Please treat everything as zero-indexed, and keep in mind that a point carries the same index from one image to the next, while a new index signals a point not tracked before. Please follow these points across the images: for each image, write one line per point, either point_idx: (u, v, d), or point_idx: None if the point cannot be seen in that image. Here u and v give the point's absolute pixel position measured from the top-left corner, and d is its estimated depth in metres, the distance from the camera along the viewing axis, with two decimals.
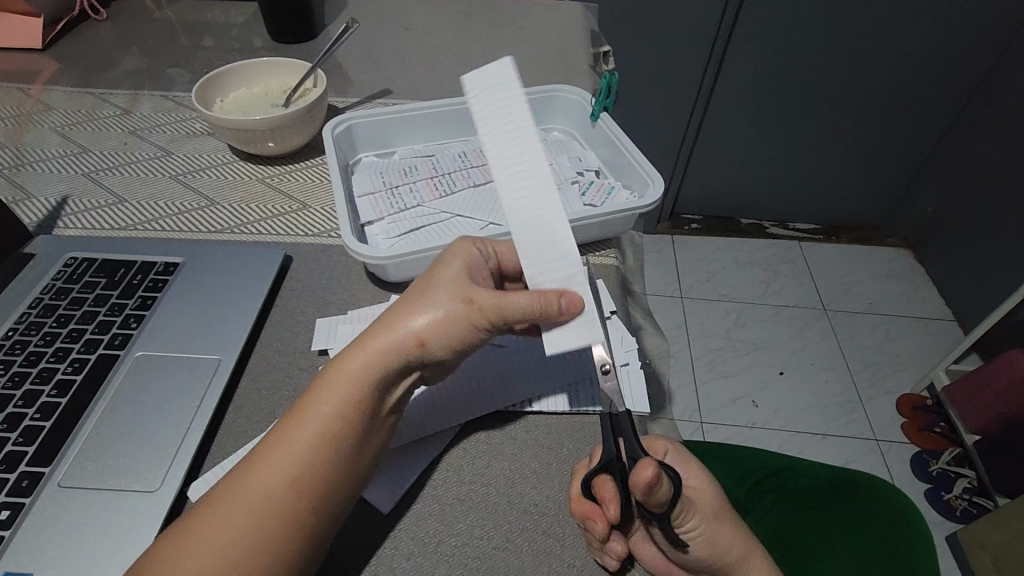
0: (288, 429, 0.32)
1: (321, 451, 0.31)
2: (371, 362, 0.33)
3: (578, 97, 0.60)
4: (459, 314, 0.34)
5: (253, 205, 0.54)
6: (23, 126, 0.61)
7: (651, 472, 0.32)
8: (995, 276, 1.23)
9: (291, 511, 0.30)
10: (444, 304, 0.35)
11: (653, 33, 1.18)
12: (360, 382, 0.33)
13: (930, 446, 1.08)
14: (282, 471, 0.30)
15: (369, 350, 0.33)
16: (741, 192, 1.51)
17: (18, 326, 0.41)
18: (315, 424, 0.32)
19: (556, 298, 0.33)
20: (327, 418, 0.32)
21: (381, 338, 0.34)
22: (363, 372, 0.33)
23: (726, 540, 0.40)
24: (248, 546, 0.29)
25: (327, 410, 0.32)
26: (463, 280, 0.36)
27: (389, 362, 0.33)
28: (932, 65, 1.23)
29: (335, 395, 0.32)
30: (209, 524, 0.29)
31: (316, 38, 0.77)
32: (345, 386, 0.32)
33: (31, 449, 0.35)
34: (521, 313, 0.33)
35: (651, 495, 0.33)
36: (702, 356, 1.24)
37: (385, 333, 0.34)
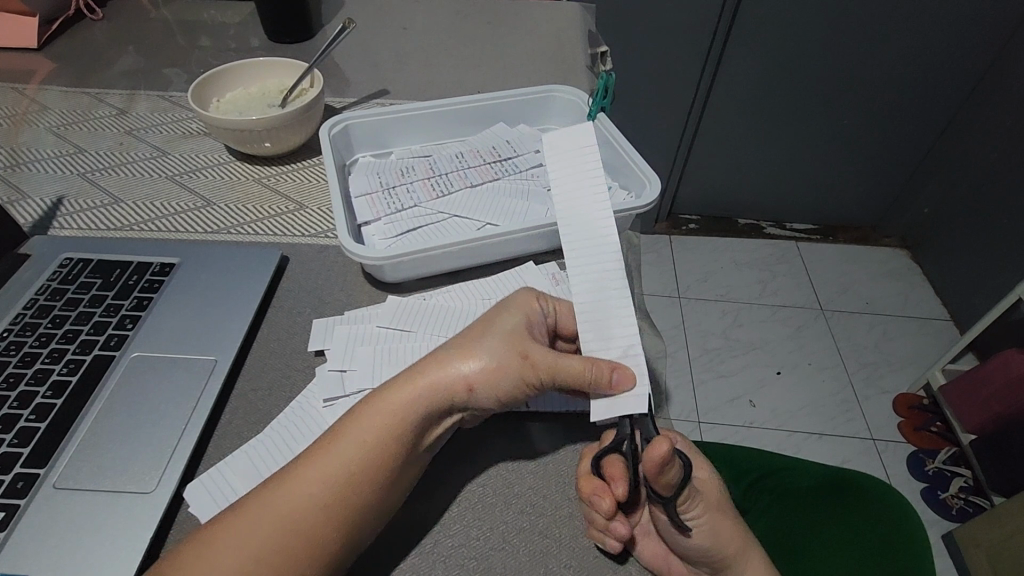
0: (326, 454, 0.32)
1: (353, 480, 0.31)
2: (416, 401, 0.33)
3: (575, 97, 0.60)
4: (510, 366, 0.34)
5: (250, 206, 0.54)
6: (18, 126, 0.60)
7: (666, 449, 0.32)
8: (991, 276, 1.23)
9: (317, 534, 0.30)
10: (496, 353, 0.34)
11: (650, 33, 1.18)
12: (403, 420, 0.32)
13: (927, 446, 1.09)
14: (311, 493, 0.30)
15: (416, 388, 0.33)
16: (738, 193, 1.51)
17: (13, 326, 0.41)
18: (352, 452, 0.31)
19: (608, 372, 0.33)
20: (364, 448, 0.32)
21: (427, 377, 0.33)
22: (407, 409, 0.33)
23: (725, 532, 0.40)
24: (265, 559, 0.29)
25: (365, 440, 0.32)
26: (517, 330, 0.35)
27: (434, 404, 0.33)
28: (928, 66, 1.23)
29: (376, 426, 0.32)
30: (230, 535, 0.29)
31: (313, 38, 0.77)
32: (389, 421, 0.32)
33: (25, 450, 0.35)
34: (573, 378, 0.33)
35: (659, 475, 0.33)
36: (699, 357, 1.24)
37: (434, 372, 0.34)
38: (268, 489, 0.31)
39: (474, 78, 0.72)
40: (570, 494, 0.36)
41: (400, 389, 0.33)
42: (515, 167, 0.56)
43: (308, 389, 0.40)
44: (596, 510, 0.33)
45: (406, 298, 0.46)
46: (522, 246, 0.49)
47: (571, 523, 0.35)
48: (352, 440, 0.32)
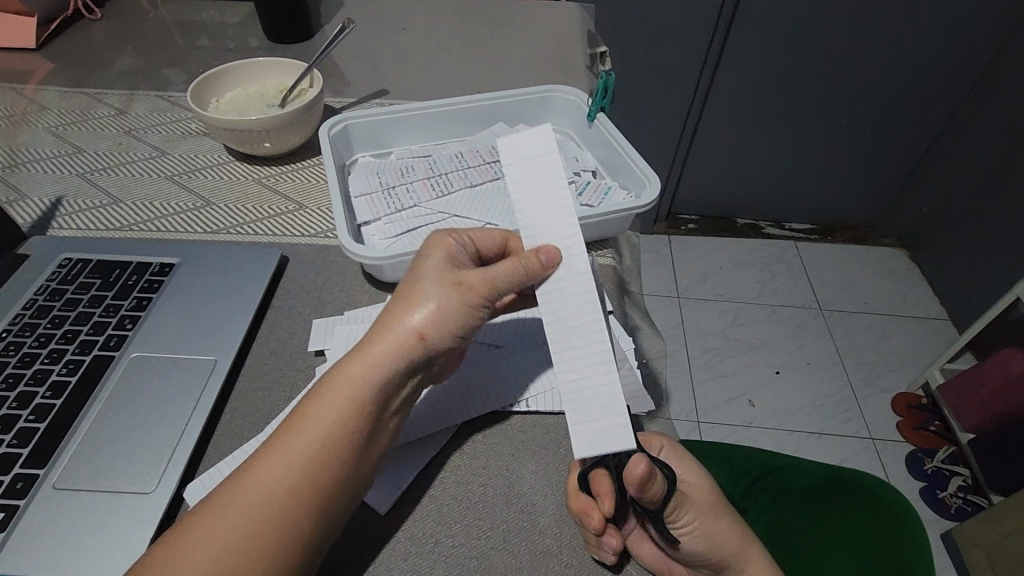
0: (287, 439, 0.30)
1: (320, 462, 0.30)
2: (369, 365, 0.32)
3: (575, 97, 0.60)
4: (457, 306, 0.33)
5: (249, 206, 0.54)
6: (16, 126, 0.60)
7: (643, 468, 0.31)
8: (989, 276, 1.24)
9: (289, 519, 0.29)
10: (440, 297, 0.33)
11: (650, 33, 1.18)
12: (362, 391, 0.31)
13: (926, 445, 1.09)
14: (278, 479, 0.30)
15: (371, 355, 0.32)
16: (737, 193, 1.51)
17: (12, 326, 0.41)
18: (315, 432, 0.30)
19: (535, 255, 0.32)
20: (327, 427, 0.31)
21: (381, 344, 0.32)
22: (363, 380, 0.31)
23: (719, 536, 0.40)
24: (242, 552, 0.28)
25: (327, 418, 0.31)
26: (449, 269, 0.34)
27: (389, 365, 0.32)
28: (926, 66, 1.24)
29: (334, 402, 0.31)
30: (208, 530, 0.29)
31: (312, 38, 0.77)
32: (346, 394, 0.31)
33: (25, 451, 0.34)
34: (513, 281, 0.32)
35: (642, 492, 0.33)
36: (698, 356, 1.25)
37: (384, 335, 0.32)
38: (238, 482, 0.30)
39: (473, 78, 0.72)
40: None
41: (354, 358, 0.32)
42: None
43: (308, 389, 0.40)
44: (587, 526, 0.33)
45: None
46: None
47: (571, 523, 0.35)
48: (313, 420, 0.31)
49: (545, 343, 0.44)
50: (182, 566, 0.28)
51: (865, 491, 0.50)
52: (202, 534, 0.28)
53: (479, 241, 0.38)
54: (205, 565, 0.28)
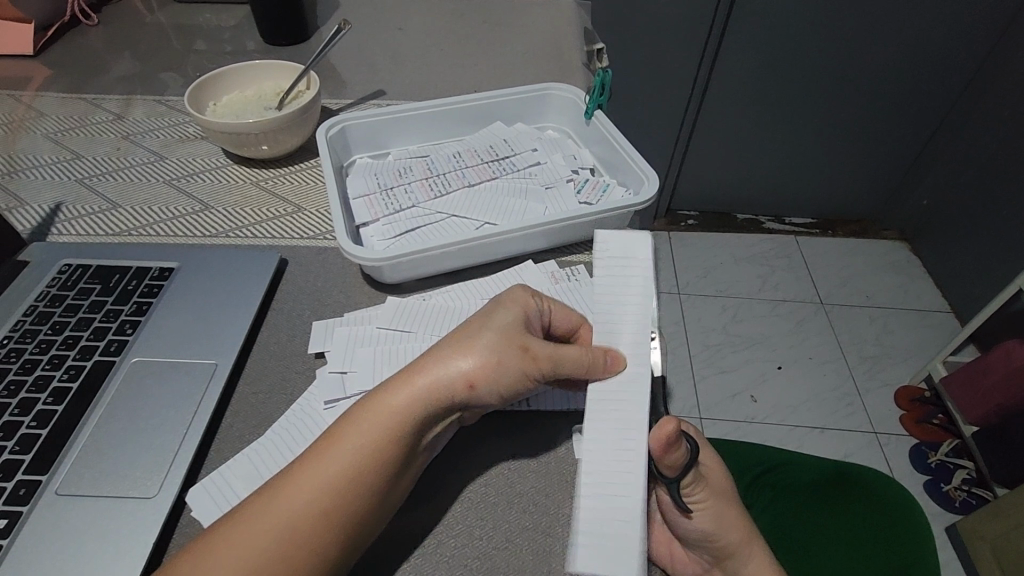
0: (324, 463, 0.31)
1: (348, 488, 0.30)
2: (413, 398, 0.32)
3: (571, 94, 0.60)
4: (511, 359, 0.33)
5: (247, 209, 0.54)
6: (16, 133, 0.60)
7: (671, 431, 0.33)
8: (990, 267, 1.23)
9: (314, 543, 0.29)
10: (494, 347, 0.33)
11: (647, 30, 1.18)
12: (403, 421, 0.32)
13: (929, 438, 1.09)
14: (307, 504, 0.30)
15: (413, 387, 0.32)
16: (737, 187, 1.51)
17: (13, 333, 0.41)
18: (348, 458, 0.31)
19: (601, 354, 0.33)
20: (363, 456, 0.31)
21: (428, 379, 0.32)
22: (407, 414, 0.32)
23: (729, 520, 0.40)
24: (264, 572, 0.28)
25: (364, 445, 0.31)
26: (512, 322, 0.35)
27: (434, 402, 0.32)
28: (923, 58, 1.23)
29: (375, 431, 0.31)
30: (230, 545, 0.29)
31: (309, 40, 0.77)
32: (385, 423, 0.31)
33: (28, 456, 0.35)
34: (576, 367, 0.33)
35: (663, 458, 0.34)
36: (700, 352, 1.24)
37: (432, 372, 0.33)
38: (269, 496, 0.30)
39: (471, 77, 0.72)
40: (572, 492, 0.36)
41: (399, 388, 0.32)
42: (513, 166, 0.56)
43: (309, 391, 0.40)
44: None
45: (407, 299, 0.46)
46: (521, 245, 0.49)
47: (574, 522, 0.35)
48: (350, 446, 0.31)
49: None
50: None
51: (862, 473, 0.51)
52: (227, 546, 0.29)
53: (555, 313, 0.38)
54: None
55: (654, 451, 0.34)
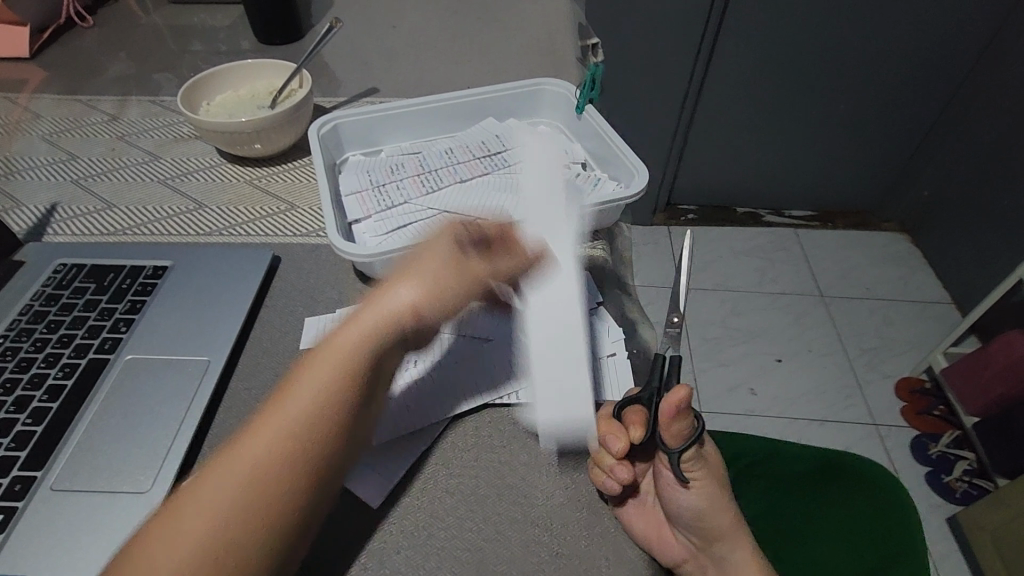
0: (292, 403, 0.31)
1: (310, 419, 0.31)
2: (371, 327, 0.33)
3: (563, 89, 0.60)
4: (448, 281, 0.34)
5: (241, 207, 0.54)
6: (11, 134, 0.61)
7: (685, 393, 0.35)
8: (991, 257, 1.23)
9: (291, 483, 0.30)
10: (440, 271, 0.35)
11: (644, 24, 1.18)
12: (353, 350, 0.33)
13: (929, 429, 1.09)
14: (273, 441, 0.30)
15: (359, 319, 0.33)
16: (736, 181, 1.50)
17: (9, 332, 0.41)
18: (304, 392, 0.31)
19: None
20: (319, 387, 0.32)
21: (384, 308, 0.34)
22: (356, 343, 0.33)
23: (725, 508, 0.40)
24: (242, 511, 0.29)
25: (317, 378, 0.32)
26: (447, 248, 0.36)
27: (389, 331, 0.33)
28: (922, 49, 1.23)
29: (327, 363, 0.32)
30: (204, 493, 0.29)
31: (303, 38, 0.77)
32: (335, 354, 0.32)
33: (23, 453, 0.35)
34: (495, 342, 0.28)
35: (670, 422, 0.36)
36: (700, 346, 1.24)
37: (376, 305, 0.34)
38: (237, 441, 0.31)
39: (463, 73, 0.72)
40: (561, 484, 0.37)
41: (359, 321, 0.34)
42: (504, 161, 0.56)
43: None
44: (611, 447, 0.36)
45: None
46: None
47: (563, 512, 0.35)
48: (304, 383, 0.32)
49: None
50: (183, 527, 0.28)
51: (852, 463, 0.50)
52: (203, 495, 0.29)
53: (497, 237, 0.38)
54: (206, 523, 0.28)
55: (665, 412, 0.36)
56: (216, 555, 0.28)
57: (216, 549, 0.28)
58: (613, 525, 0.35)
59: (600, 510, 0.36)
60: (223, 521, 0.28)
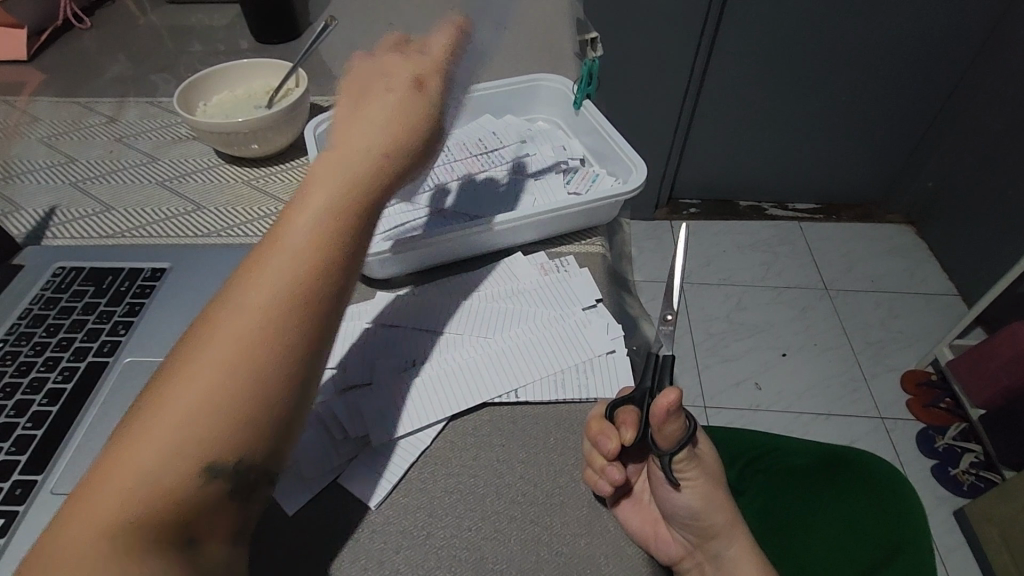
0: (257, 272, 0.28)
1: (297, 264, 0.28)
2: (335, 182, 0.31)
3: (561, 85, 0.60)
4: (414, 117, 0.33)
5: (239, 208, 0.54)
6: (10, 138, 0.61)
7: (673, 399, 0.33)
8: (996, 247, 1.22)
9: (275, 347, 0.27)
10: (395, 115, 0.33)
11: (644, 18, 1.17)
12: (335, 189, 0.30)
13: (936, 422, 1.08)
14: (263, 295, 0.27)
15: (333, 165, 0.31)
16: (739, 174, 1.49)
17: (9, 336, 0.41)
18: (288, 242, 0.29)
19: None
20: (301, 233, 0.29)
21: (343, 164, 0.31)
22: (328, 186, 0.30)
23: (720, 506, 0.40)
24: (238, 365, 0.26)
25: (299, 228, 0.29)
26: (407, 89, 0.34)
27: (357, 182, 0.31)
28: (925, 38, 1.22)
29: (306, 209, 0.30)
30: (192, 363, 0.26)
31: (300, 36, 0.77)
32: (315, 199, 0.30)
33: (24, 457, 0.35)
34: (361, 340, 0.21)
35: (660, 425, 0.35)
36: (703, 341, 1.24)
37: (345, 151, 0.32)
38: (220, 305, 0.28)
39: None
40: (561, 482, 0.37)
41: (315, 182, 0.31)
42: (502, 158, 0.56)
43: None
44: (602, 449, 0.36)
45: (395, 294, 0.47)
46: (508, 237, 0.49)
47: (562, 511, 0.35)
48: (288, 233, 0.29)
49: (547, 326, 0.44)
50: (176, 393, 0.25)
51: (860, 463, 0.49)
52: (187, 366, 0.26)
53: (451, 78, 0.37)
54: (201, 387, 0.25)
55: (655, 416, 0.34)
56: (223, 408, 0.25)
57: (222, 405, 0.25)
58: (612, 523, 0.35)
59: (599, 509, 0.36)
60: (222, 380, 0.25)
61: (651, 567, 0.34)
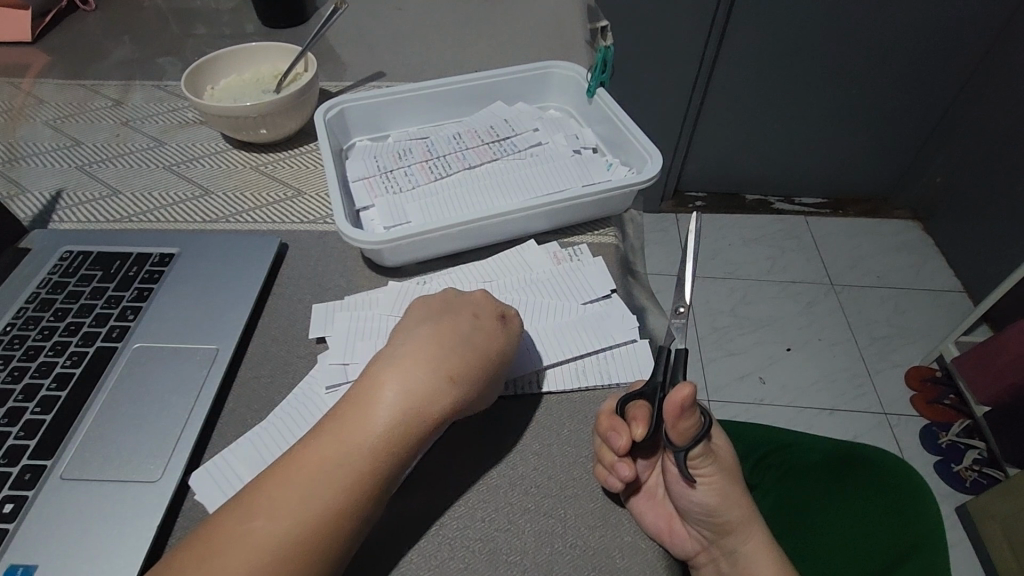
0: (308, 469, 0.30)
1: (353, 484, 0.30)
2: (400, 405, 0.32)
3: (574, 72, 0.59)
4: (486, 341, 0.36)
5: (248, 193, 0.53)
6: (15, 120, 0.60)
7: (687, 393, 0.33)
8: (1003, 245, 1.21)
9: (305, 560, 0.29)
10: (470, 341, 0.35)
11: (652, 8, 1.16)
12: (407, 410, 0.32)
13: (940, 418, 1.08)
14: (316, 502, 0.30)
15: (406, 372, 0.33)
16: (746, 167, 1.48)
17: (16, 320, 0.41)
18: (350, 453, 0.31)
19: None
20: (363, 450, 0.31)
21: (413, 382, 0.33)
22: (401, 401, 0.32)
23: (736, 500, 0.39)
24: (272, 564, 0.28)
25: (364, 442, 0.31)
26: (486, 316, 0.37)
27: (419, 409, 0.32)
28: (934, 34, 1.20)
29: (372, 422, 0.32)
30: (237, 540, 0.28)
31: (307, 21, 0.75)
32: (387, 414, 0.32)
33: (33, 442, 0.35)
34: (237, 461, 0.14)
35: (676, 421, 0.34)
36: (708, 335, 1.23)
37: (420, 360, 0.33)
38: (275, 486, 0.30)
39: (471, 57, 0.71)
40: (575, 474, 0.36)
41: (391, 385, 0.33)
42: (514, 147, 0.55)
43: (310, 376, 0.40)
44: (612, 444, 0.35)
45: (406, 283, 0.46)
46: (520, 227, 0.48)
47: (578, 503, 0.35)
48: (351, 444, 0.31)
49: (561, 315, 0.44)
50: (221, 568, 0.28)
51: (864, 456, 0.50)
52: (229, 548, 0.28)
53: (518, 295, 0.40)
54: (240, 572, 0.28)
55: (669, 411, 0.34)
56: None
57: None
58: (627, 517, 0.35)
59: (613, 504, 0.35)
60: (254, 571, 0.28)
61: (668, 561, 0.33)
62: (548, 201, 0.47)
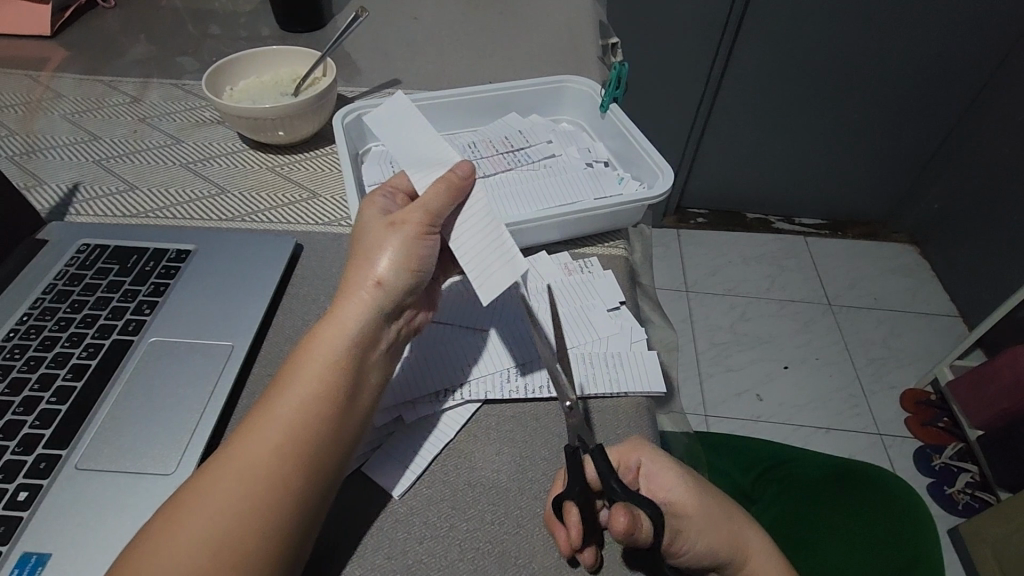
0: (266, 417, 0.31)
1: (310, 422, 0.31)
2: (339, 337, 0.33)
3: (589, 88, 0.60)
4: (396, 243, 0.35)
5: (264, 193, 0.54)
6: (33, 112, 0.61)
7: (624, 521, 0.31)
8: (1000, 271, 1.23)
9: (275, 500, 0.29)
10: (385, 240, 0.35)
11: (662, 26, 1.18)
12: (344, 340, 0.33)
13: (933, 441, 1.09)
14: (276, 442, 0.30)
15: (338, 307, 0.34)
16: (748, 186, 1.50)
17: (33, 311, 0.41)
18: (302, 393, 0.32)
19: None
20: (316, 389, 0.32)
21: (349, 309, 0.33)
22: (333, 328, 0.33)
23: (717, 527, 0.38)
24: (243, 508, 0.29)
25: (315, 380, 0.32)
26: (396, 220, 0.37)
27: (359, 335, 0.33)
28: (937, 62, 1.23)
29: (319, 362, 0.32)
30: (207, 492, 0.29)
31: (325, 27, 0.76)
32: (328, 350, 0.33)
33: (48, 431, 0.35)
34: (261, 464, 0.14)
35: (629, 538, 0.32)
36: (707, 350, 1.24)
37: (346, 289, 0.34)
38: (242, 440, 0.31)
39: (486, 68, 0.72)
40: None
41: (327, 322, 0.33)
42: (527, 157, 0.56)
43: None
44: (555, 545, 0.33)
45: None
46: (532, 237, 0.49)
47: None
48: (302, 383, 0.32)
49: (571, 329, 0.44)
50: (192, 520, 0.28)
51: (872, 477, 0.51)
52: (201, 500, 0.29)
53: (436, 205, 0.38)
54: (213, 523, 0.28)
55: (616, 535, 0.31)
56: (221, 549, 0.28)
57: (222, 547, 0.28)
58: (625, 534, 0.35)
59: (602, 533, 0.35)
60: (226, 519, 0.28)
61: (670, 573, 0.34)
62: (561, 212, 0.48)
